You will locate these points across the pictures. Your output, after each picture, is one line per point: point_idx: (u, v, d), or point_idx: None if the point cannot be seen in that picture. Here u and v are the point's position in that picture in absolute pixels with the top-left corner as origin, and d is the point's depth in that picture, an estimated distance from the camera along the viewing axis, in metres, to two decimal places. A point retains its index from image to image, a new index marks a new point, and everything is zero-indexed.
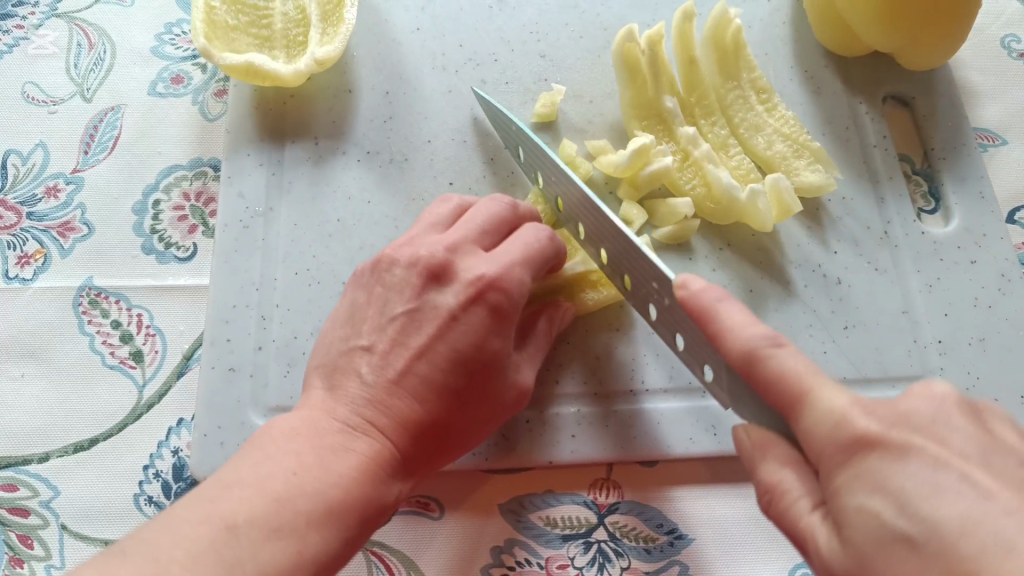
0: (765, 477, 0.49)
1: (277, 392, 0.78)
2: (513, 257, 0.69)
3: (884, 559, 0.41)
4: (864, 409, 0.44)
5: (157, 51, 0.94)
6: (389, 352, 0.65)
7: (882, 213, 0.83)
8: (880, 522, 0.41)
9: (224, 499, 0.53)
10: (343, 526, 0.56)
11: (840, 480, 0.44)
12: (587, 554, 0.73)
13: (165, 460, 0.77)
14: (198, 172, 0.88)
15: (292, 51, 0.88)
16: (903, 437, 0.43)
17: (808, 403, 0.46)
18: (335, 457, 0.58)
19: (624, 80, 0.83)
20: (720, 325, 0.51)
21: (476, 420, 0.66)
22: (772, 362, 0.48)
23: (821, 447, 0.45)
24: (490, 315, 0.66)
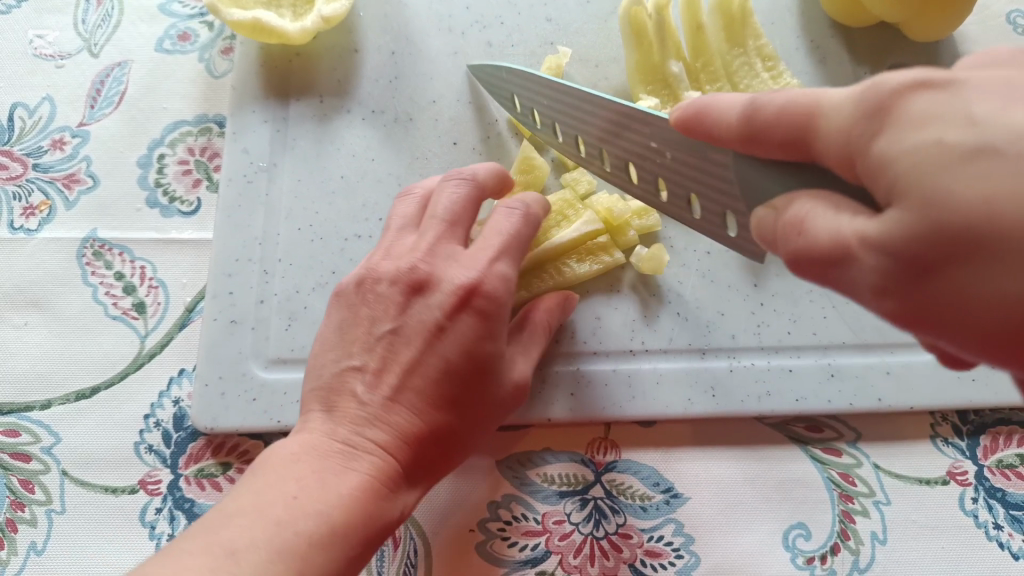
0: (793, 214, 0.46)
1: (279, 345, 0.78)
2: (490, 257, 0.68)
3: (952, 176, 0.36)
4: (882, 75, 0.41)
5: (165, 8, 0.94)
6: (380, 371, 0.65)
7: None
8: (938, 141, 0.36)
9: (224, 529, 0.53)
10: (344, 546, 0.56)
11: (873, 144, 0.39)
12: (583, 510, 0.73)
13: (166, 410, 0.77)
14: (203, 128, 0.88)
15: (298, 10, 0.89)
16: (946, 75, 0.39)
17: (819, 105, 0.44)
18: (335, 480, 0.58)
19: (631, 44, 0.84)
20: (715, 113, 0.52)
21: (470, 428, 0.66)
22: (767, 103, 0.47)
23: (847, 128, 0.41)
24: (478, 321, 0.65)
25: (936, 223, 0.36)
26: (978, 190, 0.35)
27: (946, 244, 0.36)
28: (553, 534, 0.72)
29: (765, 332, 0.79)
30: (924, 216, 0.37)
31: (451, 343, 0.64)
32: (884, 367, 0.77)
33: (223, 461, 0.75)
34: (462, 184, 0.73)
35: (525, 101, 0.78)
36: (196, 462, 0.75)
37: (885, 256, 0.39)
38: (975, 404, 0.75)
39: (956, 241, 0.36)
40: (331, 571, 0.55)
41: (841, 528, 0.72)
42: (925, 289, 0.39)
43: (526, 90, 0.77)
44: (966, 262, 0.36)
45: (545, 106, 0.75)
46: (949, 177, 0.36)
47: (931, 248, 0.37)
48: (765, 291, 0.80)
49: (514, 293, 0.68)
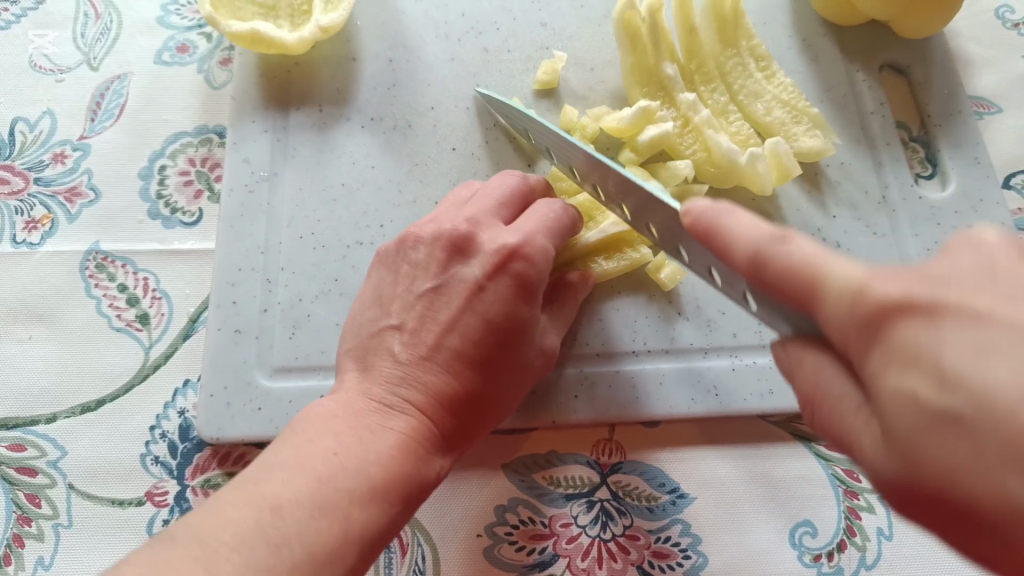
0: (806, 385, 0.47)
1: (283, 353, 0.78)
2: (531, 227, 0.69)
3: (929, 443, 0.37)
4: (885, 273, 0.41)
5: (163, 21, 0.95)
6: (418, 330, 0.65)
7: (881, 178, 0.84)
8: (918, 403, 0.37)
9: (267, 481, 0.54)
10: (387, 503, 0.56)
11: (876, 374, 0.40)
12: (591, 512, 0.73)
13: (172, 421, 0.78)
14: (203, 139, 0.89)
15: (296, 19, 0.89)
16: (931, 292, 0.39)
17: (825, 279, 0.42)
18: (373, 435, 0.58)
19: (625, 48, 0.84)
20: (719, 222, 0.49)
21: (507, 389, 0.66)
22: (779, 254, 0.45)
23: (847, 332, 0.41)
24: (515, 285, 0.66)
25: (919, 479, 0.38)
26: (949, 462, 0.36)
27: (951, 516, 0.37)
28: (561, 537, 0.73)
29: (766, 331, 0.79)
30: (910, 472, 0.38)
31: (491, 301, 0.65)
32: None
33: (230, 471, 0.76)
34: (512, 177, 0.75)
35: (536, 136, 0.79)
36: (202, 472, 0.75)
37: (889, 490, 0.41)
38: None
39: (937, 487, 0.37)
40: (375, 527, 0.55)
41: (847, 525, 0.72)
42: (924, 510, 0.39)
43: (533, 126, 0.78)
44: (950, 521, 0.38)
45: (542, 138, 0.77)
46: (930, 450, 0.37)
47: (919, 491, 0.38)
48: None
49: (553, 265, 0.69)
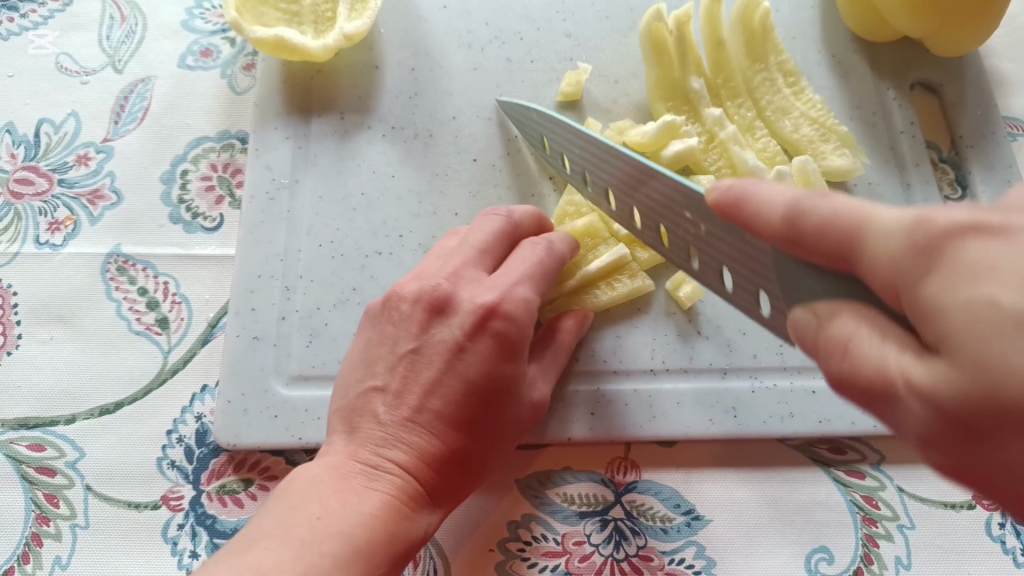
0: (836, 333, 0.43)
1: (300, 361, 0.79)
2: (512, 278, 0.69)
3: (1006, 348, 0.33)
4: (938, 208, 0.38)
5: (187, 24, 0.95)
6: (401, 391, 0.65)
7: (909, 199, 0.82)
8: (989, 308, 0.33)
9: (252, 551, 0.54)
10: (371, 566, 0.57)
11: (920, 284, 0.37)
12: (604, 532, 0.73)
13: (189, 425, 0.78)
14: (225, 144, 0.89)
15: (320, 26, 0.89)
16: (999, 218, 0.36)
17: (865, 224, 0.41)
18: (357, 500, 0.60)
19: (652, 59, 0.83)
20: (759, 200, 0.49)
21: (492, 446, 0.67)
22: (821, 208, 0.44)
23: (896, 257, 0.39)
24: (496, 343, 0.66)
25: (984, 389, 0.34)
26: None
27: (999, 417, 0.34)
28: (573, 555, 0.72)
29: (787, 353, 0.78)
30: (978, 378, 0.34)
31: (473, 360, 0.65)
32: None
33: (245, 477, 0.76)
34: (500, 220, 0.75)
35: (555, 145, 0.78)
36: (217, 478, 0.76)
37: (933, 408, 0.36)
38: None
39: (1006, 410, 0.33)
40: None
41: (864, 553, 0.71)
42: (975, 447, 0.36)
43: (553, 130, 0.77)
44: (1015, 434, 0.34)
45: (575, 154, 0.75)
46: (1005, 346, 0.33)
47: (982, 414, 0.34)
48: None
49: (536, 318, 0.69)
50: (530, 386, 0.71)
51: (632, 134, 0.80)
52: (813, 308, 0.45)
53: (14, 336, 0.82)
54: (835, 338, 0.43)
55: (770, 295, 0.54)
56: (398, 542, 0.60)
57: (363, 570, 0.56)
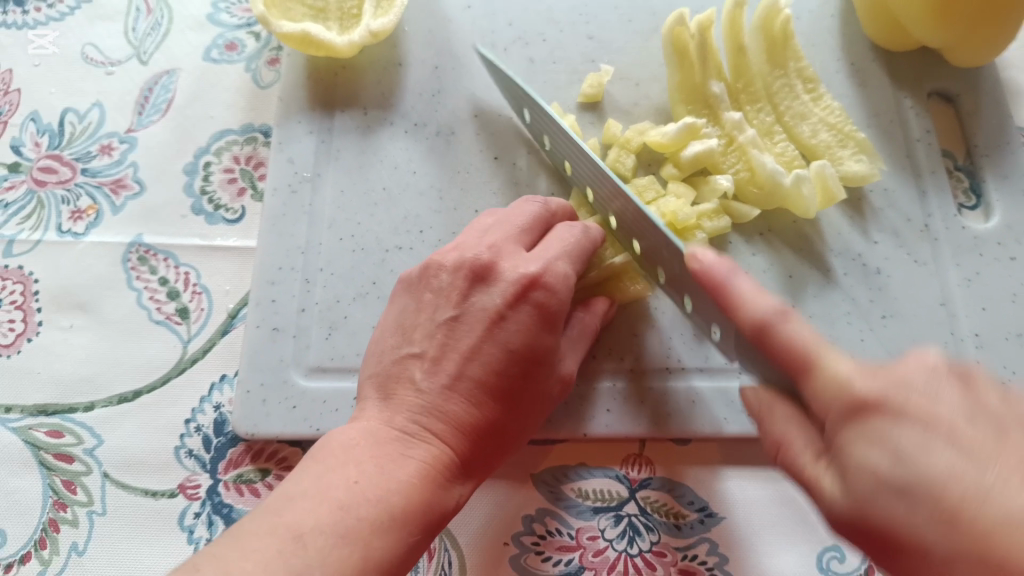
0: (774, 434, 0.57)
1: (319, 353, 0.79)
2: (553, 253, 0.71)
3: (886, 506, 0.47)
4: (863, 377, 0.51)
5: (213, 18, 0.96)
6: (439, 357, 0.66)
7: (924, 206, 0.83)
8: (877, 474, 0.48)
9: (289, 510, 0.55)
10: (406, 533, 0.57)
11: (844, 445, 0.50)
12: (618, 527, 0.74)
13: (207, 415, 0.79)
14: (248, 137, 0.90)
15: (346, 23, 0.90)
16: (896, 398, 0.49)
17: (816, 361, 0.53)
18: (394, 465, 0.60)
19: (673, 63, 0.85)
20: (739, 294, 0.58)
21: (526, 418, 0.68)
22: (783, 332, 0.55)
23: (829, 405, 0.52)
24: (536, 314, 0.67)
25: (865, 510, 0.48)
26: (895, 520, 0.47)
27: (884, 538, 0.47)
28: (588, 550, 0.73)
29: None
30: (859, 506, 0.49)
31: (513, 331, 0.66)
32: None
33: (262, 467, 0.76)
34: (536, 205, 0.76)
35: (574, 167, 0.79)
36: (235, 467, 0.76)
37: (838, 520, 0.51)
38: None
39: (880, 544, 0.48)
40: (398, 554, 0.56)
41: None
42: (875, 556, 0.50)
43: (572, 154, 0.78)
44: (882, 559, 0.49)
45: (579, 166, 0.78)
46: (887, 507, 0.47)
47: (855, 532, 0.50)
48: (803, 312, 0.78)
49: (574, 291, 0.70)
50: (562, 362, 0.72)
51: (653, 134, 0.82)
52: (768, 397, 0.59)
53: (35, 322, 0.83)
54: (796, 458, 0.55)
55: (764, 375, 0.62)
56: (432, 510, 0.60)
57: (398, 537, 0.57)
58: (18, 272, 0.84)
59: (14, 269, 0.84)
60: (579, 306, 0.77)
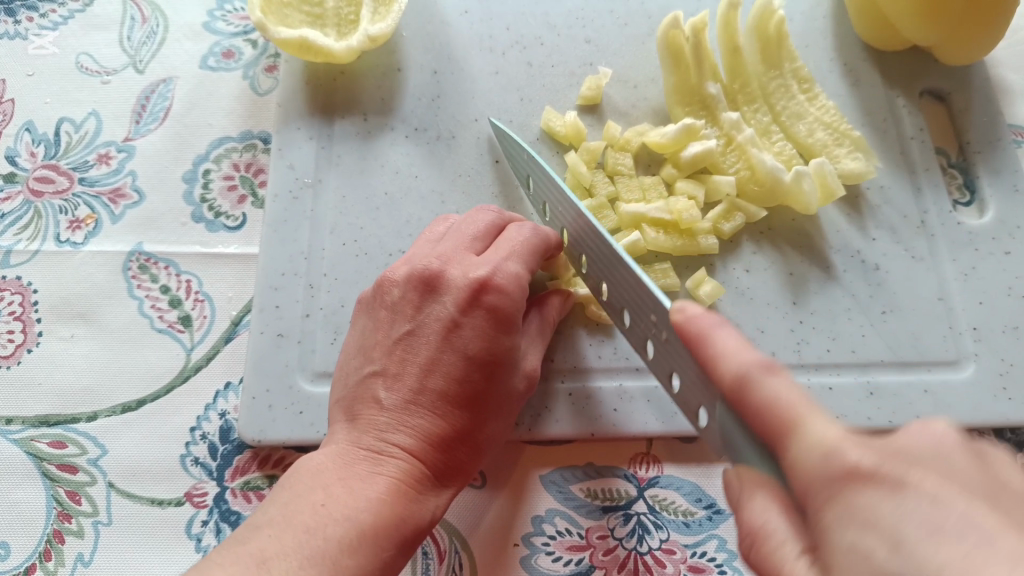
0: (748, 517, 0.44)
1: (324, 358, 0.79)
2: (502, 255, 0.71)
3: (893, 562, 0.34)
4: (855, 444, 0.39)
5: (209, 26, 0.96)
6: (400, 373, 0.66)
7: (919, 203, 0.85)
8: (869, 562, 0.35)
9: (255, 538, 0.55)
10: (377, 548, 0.57)
11: (824, 512, 0.39)
12: (627, 526, 0.74)
13: (212, 422, 0.78)
14: (247, 144, 0.90)
15: (343, 29, 0.91)
16: (896, 471, 0.38)
17: (800, 423, 0.42)
18: (362, 484, 0.60)
19: (669, 66, 0.86)
20: (714, 349, 0.48)
21: (494, 420, 0.67)
22: (765, 387, 0.44)
23: (812, 472, 0.40)
24: (490, 318, 0.67)
25: None
26: None
27: None
28: (597, 549, 0.73)
29: (805, 350, 0.78)
30: None
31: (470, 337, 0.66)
32: (922, 385, 0.77)
33: (269, 474, 0.76)
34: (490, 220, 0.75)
35: (536, 186, 0.80)
36: (242, 474, 0.76)
37: None
38: (1011, 422, 0.75)
39: None
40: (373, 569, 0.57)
41: None
42: None
43: (534, 172, 0.79)
44: None
45: (543, 186, 0.78)
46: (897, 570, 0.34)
47: None
48: (805, 309, 0.80)
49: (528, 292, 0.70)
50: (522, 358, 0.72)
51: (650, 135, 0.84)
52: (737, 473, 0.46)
53: (35, 333, 0.82)
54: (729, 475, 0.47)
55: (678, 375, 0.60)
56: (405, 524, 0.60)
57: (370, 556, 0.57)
58: (17, 283, 0.83)
59: (12, 280, 0.83)
60: (535, 303, 0.77)
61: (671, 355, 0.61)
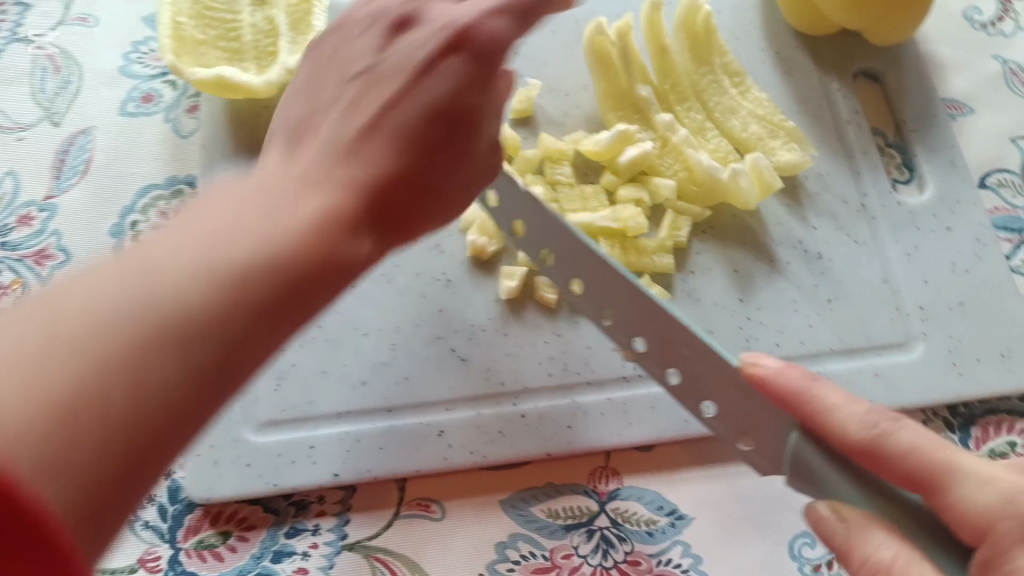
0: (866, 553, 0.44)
1: (270, 405, 0.77)
2: (467, 13, 0.55)
3: None
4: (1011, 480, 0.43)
5: (126, 70, 0.94)
6: (363, 97, 0.51)
7: (859, 186, 0.85)
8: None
9: (73, 289, 0.35)
10: (281, 306, 0.40)
11: (977, 540, 0.42)
12: (591, 541, 0.72)
13: (160, 484, 0.75)
14: (174, 190, 0.87)
15: (263, 62, 0.88)
16: None
17: (957, 466, 0.44)
18: (285, 200, 0.43)
19: (598, 72, 0.84)
20: (831, 424, 0.48)
21: (445, 167, 0.52)
22: (898, 437, 0.46)
23: (992, 511, 0.42)
24: (470, 61, 0.53)
25: None
26: None
27: None
28: (563, 569, 0.71)
29: (754, 346, 0.77)
30: None
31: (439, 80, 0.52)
32: (871, 369, 0.76)
33: (223, 530, 0.73)
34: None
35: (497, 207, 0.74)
36: (195, 534, 0.72)
37: None
38: (962, 397, 0.74)
39: None
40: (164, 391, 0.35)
41: None
42: None
43: (502, 182, 0.70)
44: None
45: (498, 212, 0.74)
46: None
47: None
48: (751, 304, 0.79)
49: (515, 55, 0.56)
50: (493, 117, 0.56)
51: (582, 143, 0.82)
52: (835, 507, 0.46)
53: None
54: (818, 508, 0.47)
55: (678, 368, 0.59)
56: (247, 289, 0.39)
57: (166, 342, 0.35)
58: None
59: None
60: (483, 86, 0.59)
61: (637, 307, 0.61)
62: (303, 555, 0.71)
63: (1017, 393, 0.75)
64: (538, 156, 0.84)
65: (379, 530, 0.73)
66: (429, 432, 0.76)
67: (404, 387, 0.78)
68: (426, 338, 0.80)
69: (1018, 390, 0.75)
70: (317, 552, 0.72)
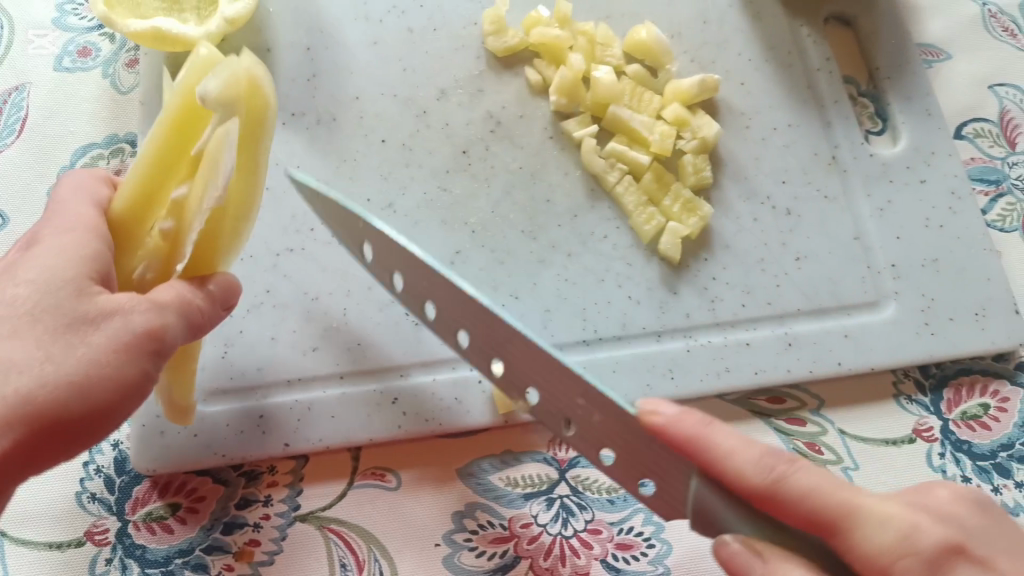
0: None
1: (216, 374, 0.75)
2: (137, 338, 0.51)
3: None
4: (881, 508, 0.47)
5: (60, 23, 0.89)
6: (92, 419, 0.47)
7: (829, 137, 0.82)
8: (882, 528, 0.46)
9: None
10: None
11: (869, 552, 0.45)
12: (550, 510, 0.70)
13: (106, 454, 0.72)
14: (113, 149, 0.83)
15: (202, 13, 0.84)
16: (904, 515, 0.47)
17: (856, 505, 0.46)
18: None
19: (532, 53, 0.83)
20: (732, 469, 0.48)
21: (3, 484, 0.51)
22: (795, 482, 0.46)
23: (888, 541, 0.45)
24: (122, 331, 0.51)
25: None
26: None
27: None
28: (521, 538, 0.69)
29: (719, 307, 0.75)
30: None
31: (16, 379, 0.49)
32: (841, 330, 0.74)
33: (172, 502, 0.70)
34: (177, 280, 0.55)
35: None
36: (143, 506, 0.70)
37: None
38: (934, 356, 0.72)
39: None
40: None
41: None
42: None
43: None
44: None
45: None
46: None
47: None
48: (716, 263, 0.77)
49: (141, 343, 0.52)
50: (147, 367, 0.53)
51: (598, 84, 0.79)
52: (754, 544, 0.46)
53: None
54: (729, 541, 0.47)
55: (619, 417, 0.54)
56: None
57: None
58: None
59: None
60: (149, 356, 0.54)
61: (626, 427, 0.52)
62: (255, 526, 0.69)
63: (990, 353, 0.73)
64: (560, 95, 0.80)
65: (334, 500, 0.71)
66: (383, 400, 0.74)
67: (358, 353, 0.76)
68: (380, 301, 0.77)
69: (991, 350, 0.73)
70: (269, 522, 0.70)
